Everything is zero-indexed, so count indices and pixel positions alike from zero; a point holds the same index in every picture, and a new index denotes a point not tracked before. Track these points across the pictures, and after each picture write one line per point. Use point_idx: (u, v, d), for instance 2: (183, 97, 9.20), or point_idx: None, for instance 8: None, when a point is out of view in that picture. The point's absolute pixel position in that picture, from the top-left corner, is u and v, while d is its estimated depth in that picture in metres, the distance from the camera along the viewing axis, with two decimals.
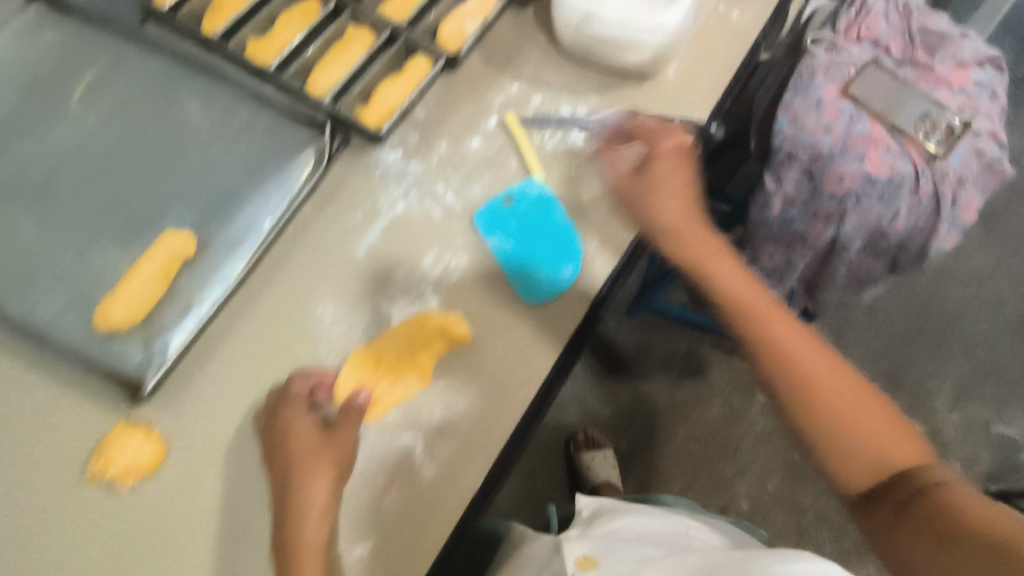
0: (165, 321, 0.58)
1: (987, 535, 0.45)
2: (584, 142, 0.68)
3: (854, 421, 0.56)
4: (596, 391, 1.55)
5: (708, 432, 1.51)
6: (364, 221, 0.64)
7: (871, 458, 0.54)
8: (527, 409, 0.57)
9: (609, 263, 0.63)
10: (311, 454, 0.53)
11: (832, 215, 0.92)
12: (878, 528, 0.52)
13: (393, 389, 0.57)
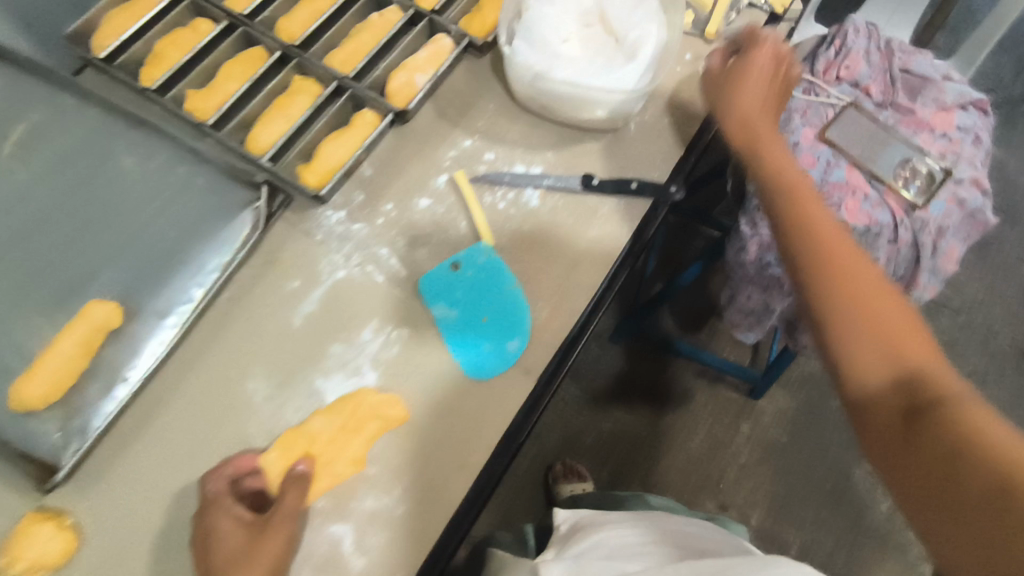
0: (87, 398, 0.55)
1: (988, 466, 0.36)
2: (539, 201, 0.64)
3: (874, 325, 0.47)
4: (579, 418, 1.47)
5: (693, 461, 1.44)
6: (303, 289, 0.61)
7: (879, 352, 0.46)
8: (463, 501, 0.55)
9: (557, 335, 0.60)
10: (232, 562, 0.48)
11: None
12: (875, 433, 0.44)
13: (324, 475, 0.54)
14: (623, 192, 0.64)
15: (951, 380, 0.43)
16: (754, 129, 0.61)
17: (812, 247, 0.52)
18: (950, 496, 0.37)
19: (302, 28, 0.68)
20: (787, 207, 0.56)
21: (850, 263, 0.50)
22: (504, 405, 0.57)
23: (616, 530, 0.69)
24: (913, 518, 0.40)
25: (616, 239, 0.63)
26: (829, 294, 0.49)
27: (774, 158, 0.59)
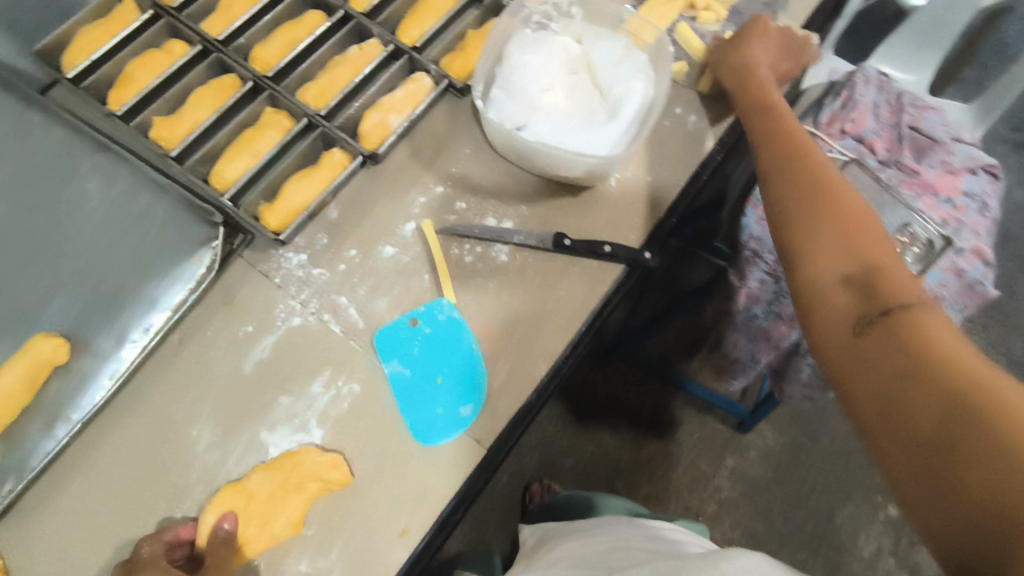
0: (27, 435, 0.54)
1: (945, 370, 0.38)
2: (508, 257, 0.62)
3: (846, 227, 0.51)
4: (561, 439, 1.45)
5: (671, 492, 1.42)
6: (256, 333, 0.59)
7: (842, 250, 0.50)
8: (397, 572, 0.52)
9: (514, 400, 0.57)
10: None
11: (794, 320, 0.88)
12: (830, 344, 0.47)
13: (259, 537, 0.51)
14: (594, 255, 0.62)
15: (905, 282, 0.46)
16: (751, 69, 0.65)
17: (790, 173, 0.57)
18: (884, 396, 0.41)
19: (277, 58, 0.66)
20: (769, 124, 0.61)
21: (827, 184, 0.55)
22: (451, 475, 0.55)
23: (579, 538, 0.67)
24: (856, 418, 0.43)
25: (583, 303, 0.61)
26: (802, 215, 0.54)
27: (766, 88, 0.63)
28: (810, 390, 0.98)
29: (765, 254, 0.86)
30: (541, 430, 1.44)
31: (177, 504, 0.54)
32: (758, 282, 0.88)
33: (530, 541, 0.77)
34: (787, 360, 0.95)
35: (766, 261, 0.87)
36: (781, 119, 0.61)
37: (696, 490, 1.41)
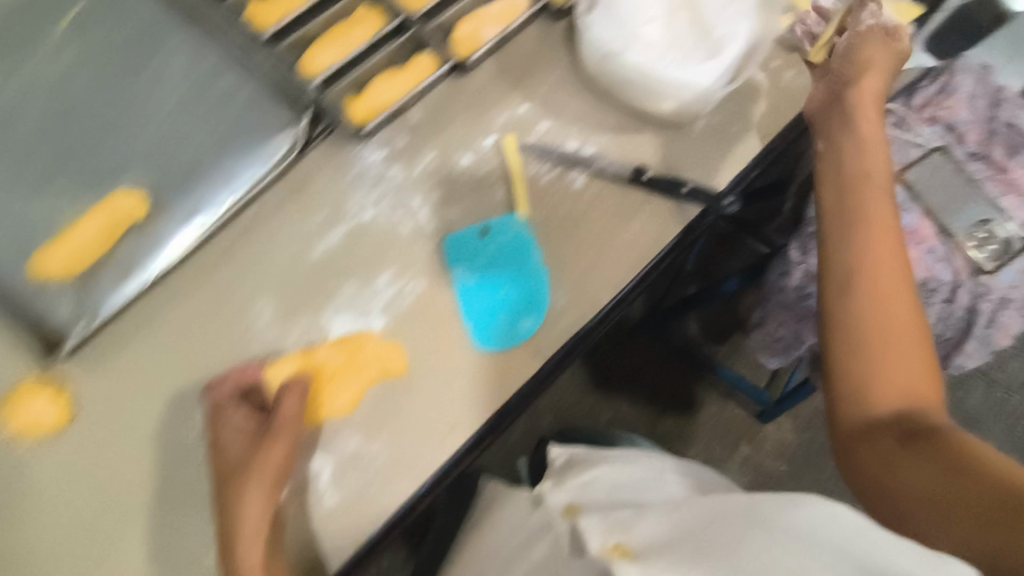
0: (100, 283, 0.55)
1: (989, 478, 0.37)
2: (584, 183, 0.61)
3: (885, 329, 0.47)
4: (580, 402, 1.46)
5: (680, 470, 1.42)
6: (327, 223, 0.59)
7: (897, 366, 0.46)
8: (448, 463, 0.53)
9: (574, 323, 0.57)
10: (239, 462, 0.49)
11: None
12: (865, 455, 0.44)
13: (319, 409, 0.53)
14: (673, 196, 0.61)
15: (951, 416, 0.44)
16: (838, 92, 0.57)
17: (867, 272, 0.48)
18: (924, 495, 0.39)
19: None
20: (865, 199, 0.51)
21: (890, 289, 0.48)
22: (502, 384, 0.55)
23: (611, 469, 0.69)
24: (911, 528, 0.38)
25: (653, 241, 0.60)
26: (854, 318, 0.48)
27: (866, 144, 0.53)
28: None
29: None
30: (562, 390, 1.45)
31: (226, 371, 0.54)
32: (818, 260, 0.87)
33: (559, 459, 0.77)
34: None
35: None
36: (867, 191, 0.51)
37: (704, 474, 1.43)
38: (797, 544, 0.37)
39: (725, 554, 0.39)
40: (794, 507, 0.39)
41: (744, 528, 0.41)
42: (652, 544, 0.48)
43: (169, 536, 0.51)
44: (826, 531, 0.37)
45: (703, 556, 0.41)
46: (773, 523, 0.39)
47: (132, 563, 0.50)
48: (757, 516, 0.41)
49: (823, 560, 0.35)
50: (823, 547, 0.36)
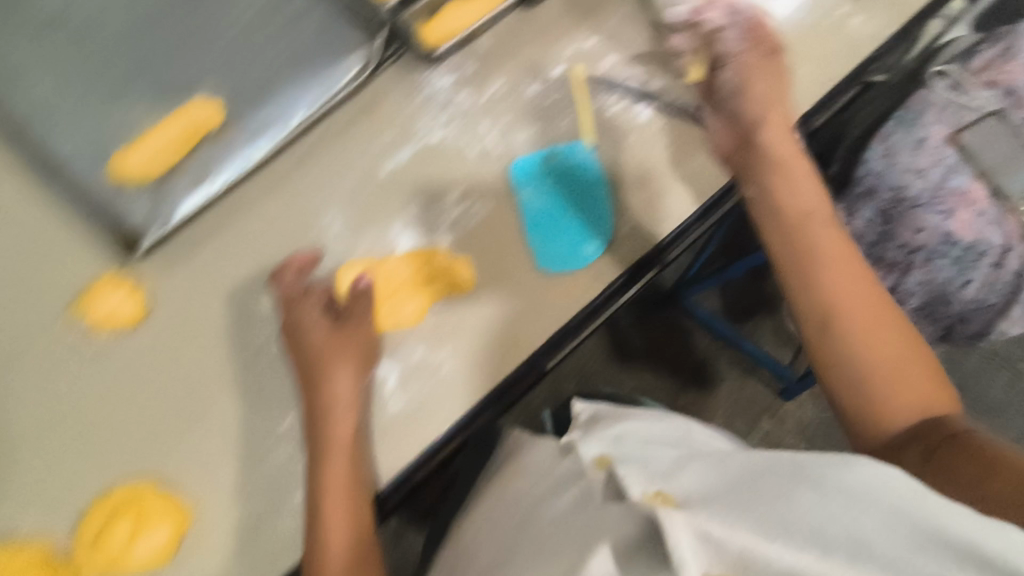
0: (175, 189, 0.56)
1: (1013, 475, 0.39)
2: (649, 117, 0.62)
3: (881, 357, 0.50)
4: (601, 370, 1.46)
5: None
6: (395, 141, 0.59)
7: (901, 392, 0.49)
8: (505, 379, 0.54)
9: (636, 251, 0.58)
10: (320, 350, 0.52)
11: (896, 265, 0.84)
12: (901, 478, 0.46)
13: (389, 313, 0.55)
14: None
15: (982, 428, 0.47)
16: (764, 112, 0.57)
17: (842, 315, 0.51)
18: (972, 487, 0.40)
19: None
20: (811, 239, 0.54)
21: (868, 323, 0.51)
22: (564, 303, 0.56)
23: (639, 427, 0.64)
24: None
25: (717, 175, 0.60)
26: (840, 357, 0.51)
27: (796, 180, 0.55)
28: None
29: (885, 190, 0.83)
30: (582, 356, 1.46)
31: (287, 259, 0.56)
32: (864, 223, 0.86)
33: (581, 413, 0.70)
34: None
35: (883, 197, 0.84)
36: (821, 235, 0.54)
37: None
38: (846, 499, 0.34)
39: (767, 502, 0.36)
40: (845, 465, 0.36)
41: (787, 483, 0.37)
42: (700, 496, 0.42)
43: (239, 431, 0.52)
44: (880, 489, 0.34)
45: (734, 499, 0.37)
46: (819, 481, 0.36)
47: (204, 452, 0.52)
48: (801, 474, 0.38)
49: (874, 515, 0.33)
50: (875, 504, 0.33)
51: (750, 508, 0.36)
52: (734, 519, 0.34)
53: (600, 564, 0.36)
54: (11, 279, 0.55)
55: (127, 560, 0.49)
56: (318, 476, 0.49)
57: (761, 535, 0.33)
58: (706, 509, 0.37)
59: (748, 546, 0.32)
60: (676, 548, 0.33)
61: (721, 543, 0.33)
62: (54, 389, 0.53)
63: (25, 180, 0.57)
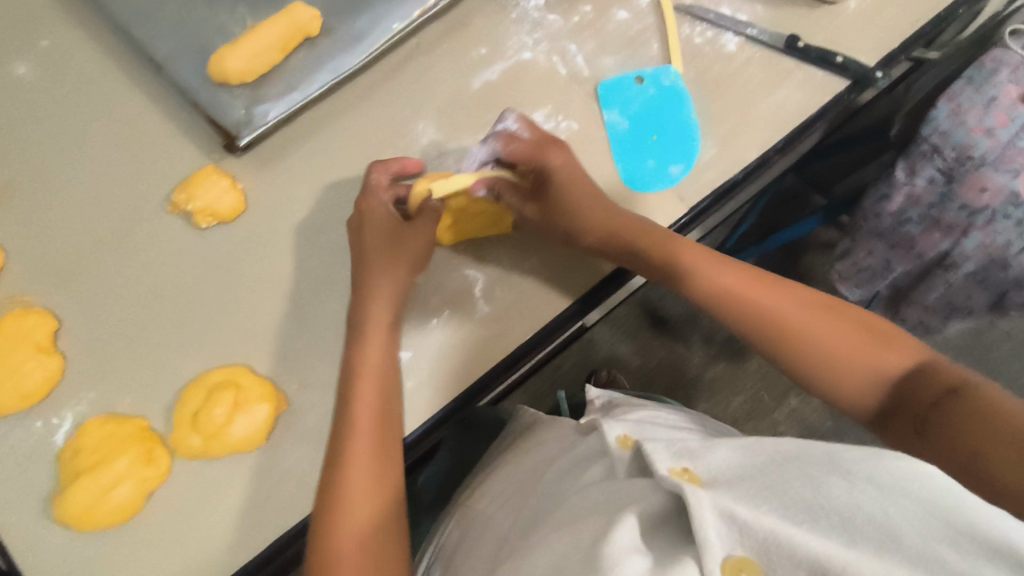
0: (271, 91, 0.57)
1: None
2: (736, 48, 0.62)
3: (826, 345, 0.47)
4: (633, 337, 1.32)
5: (727, 418, 1.28)
6: (487, 58, 0.60)
7: (861, 374, 0.46)
8: (571, 306, 0.54)
9: (720, 176, 0.58)
10: (387, 254, 0.51)
11: (954, 227, 0.83)
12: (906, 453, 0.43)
13: (462, 223, 0.55)
14: (824, 67, 0.61)
15: (855, 367, 0.46)
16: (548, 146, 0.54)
17: (754, 318, 0.50)
18: None
19: None
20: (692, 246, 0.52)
21: (779, 308, 0.49)
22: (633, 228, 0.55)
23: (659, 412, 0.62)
24: None
25: (801, 107, 0.60)
26: (793, 355, 0.48)
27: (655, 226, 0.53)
28: (930, 315, 0.98)
29: (948, 149, 0.78)
30: (615, 321, 1.31)
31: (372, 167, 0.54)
32: (925, 182, 0.82)
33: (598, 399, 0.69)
34: (922, 281, 0.94)
35: (945, 156, 0.79)
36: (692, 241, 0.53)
37: (754, 421, 1.28)
38: (879, 490, 0.29)
39: (796, 487, 0.32)
40: (878, 456, 0.31)
41: (816, 467, 0.32)
42: (724, 462, 0.36)
43: (327, 325, 0.52)
44: (914, 483, 0.29)
45: (760, 478, 0.33)
46: (851, 468, 0.31)
47: (293, 344, 0.52)
48: (833, 458, 0.32)
49: (910, 507, 0.28)
50: (909, 495, 0.29)
51: (775, 490, 0.32)
52: (761, 497, 0.32)
53: (624, 534, 0.36)
54: (103, 167, 0.55)
55: (223, 439, 0.48)
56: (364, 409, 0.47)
57: (792, 523, 0.30)
58: (733, 483, 0.34)
59: (776, 531, 0.30)
60: (699, 527, 0.32)
61: (747, 528, 0.31)
62: (144, 275, 0.53)
63: (126, 75, 0.58)
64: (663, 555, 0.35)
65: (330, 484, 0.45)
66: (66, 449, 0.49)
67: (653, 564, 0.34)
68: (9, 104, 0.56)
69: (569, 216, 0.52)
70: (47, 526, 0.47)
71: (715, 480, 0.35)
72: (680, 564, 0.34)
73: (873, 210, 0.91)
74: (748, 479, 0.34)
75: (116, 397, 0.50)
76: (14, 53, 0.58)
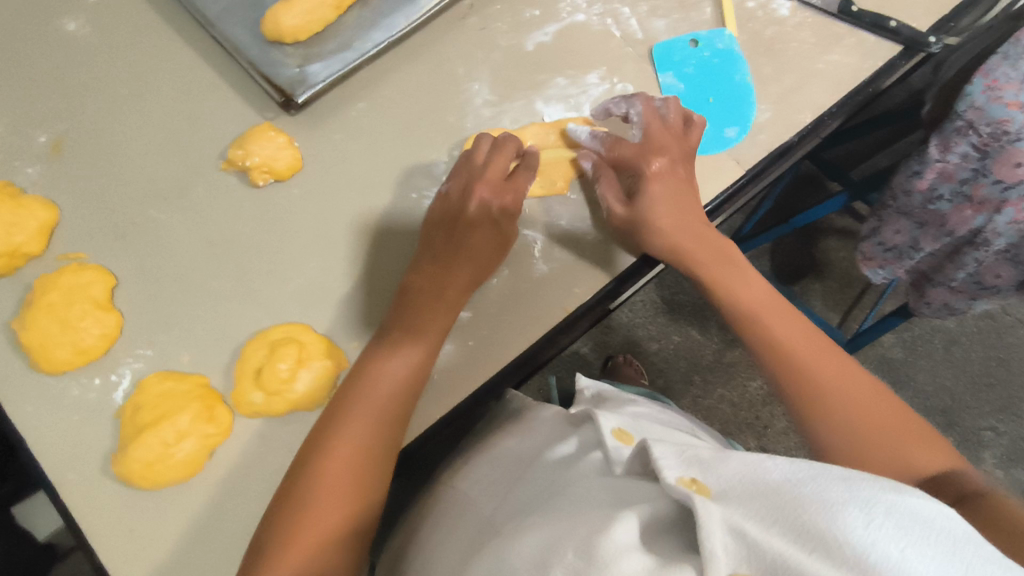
0: (325, 48, 0.56)
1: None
2: (788, 12, 0.62)
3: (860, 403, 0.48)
4: (650, 325, 1.25)
5: (744, 403, 1.20)
6: (540, 19, 0.60)
7: (882, 439, 0.46)
8: (584, 303, 0.52)
9: (776, 139, 0.57)
10: (470, 227, 0.50)
11: (986, 203, 0.70)
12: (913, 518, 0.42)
13: None
14: (876, 31, 0.61)
15: (882, 426, 0.47)
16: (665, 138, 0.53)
17: (795, 374, 0.50)
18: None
19: None
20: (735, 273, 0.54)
21: (825, 374, 0.49)
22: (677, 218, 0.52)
23: (648, 411, 0.60)
24: None
25: (854, 70, 0.60)
26: (824, 400, 0.48)
27: (667, 222, 0.51)
28: (956, 296, 0.86)
29: (982, 126, 0.65)
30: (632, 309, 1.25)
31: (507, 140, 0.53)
32: (958, 159, 0.69)
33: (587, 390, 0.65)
34: (950, 258, 0.81)
35: (981, 132, 0.65)
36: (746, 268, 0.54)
37: (772, 406, 1.20)
38: (897, 529, 0.28)
39: (810, 509, 0.30)
40: (897, 490, 0.30)
41: (834, 489, 0.31)
42: (737, 472, 0.34)
43: (386, 283, 0.52)
44: (933, 525, 0.29)
45: (773, 494, 0.32)
46: (867, 497, 0.30)
47: (352, 300, 0.51)
48: (850, 486, 0.31)
49: (928, 552, 0.28)
50: (929, 539, 0.28)
51: (787, 510, 0.31)
52: (770, 519, 0.31)
53: (625, 532, 0.35)
54: (156, 124, 0.55)
55: (285, 395, 0.48)
56: (361, 402, 0.45)
57: (800, 549, 0.30)
58: (744, 498, 0.33)
59: (785, 555, 0.30)
60: (706, 540, 0.31)
61: (755, 547, 0.30)
62: (198, 233, 0.52)
63: (179, 34, 0.57)
64: (668, 555, 0.34)
65: (355, 463, 0.44)
66: (125, 407, 0.47)
67: (653, 563, 0.33)
68: (64, 61, 0.56)
69: (641, 222, 0.52)
70: (103, 483, 0.46)
71: (725, 492, 0.34)
72: (678, 568, 0.32)
73: (902, 187, 0.76)
74: (760, 493, 0.33)
75: (173, 354, 0.49)
76: (67, 11, 0.57)
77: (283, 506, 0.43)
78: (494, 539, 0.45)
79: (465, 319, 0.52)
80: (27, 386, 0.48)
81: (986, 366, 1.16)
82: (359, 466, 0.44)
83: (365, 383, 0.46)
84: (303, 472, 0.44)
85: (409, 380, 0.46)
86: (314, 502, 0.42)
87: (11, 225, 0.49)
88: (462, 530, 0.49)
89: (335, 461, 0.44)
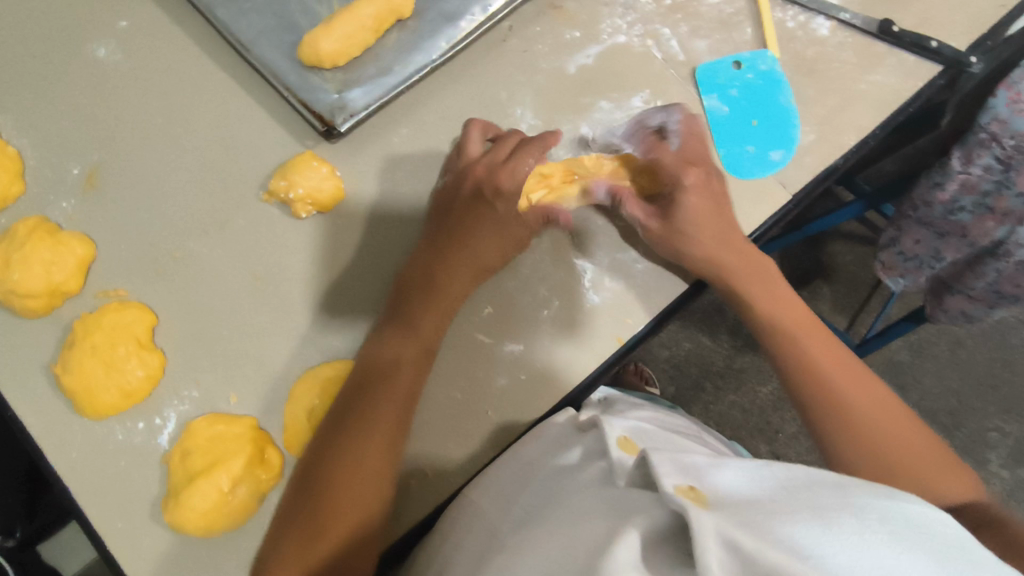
0: (364, 72, 0.55)
1: None
2: (829, 32, 0.61)
3: (878, 417, 0.48)
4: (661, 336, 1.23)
5: (756, 410, 1.18)
6: (581, 41, 0.59)
7: (906, 453, 0.46)
8: (626, 343, 0.51)
9: (821, 162, 0.57)
10: (482, 230, 0.50)
11: (1011, 215, 0.63)
12: None
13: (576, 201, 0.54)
14: (918, 51, 0.59)
15: (898, 438, 0.47)
16: (693, 154, 0.53)
17: (811, 380, 0.50)
18: None
19: None
20: (741, 282, 0.52)
21: (840, 382, 0.49)
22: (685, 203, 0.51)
23: (656, 417, 0.55)
24: None
25: (896, 91, 0.59)
26: (845, 418, 0.48)
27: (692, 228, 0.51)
28: (974, 305, 0.78)
29: (1006, 139, 0.59)
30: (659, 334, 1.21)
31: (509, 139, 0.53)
32: (981, 170, 0.63)
33: (595, 397, 0.61)
34: (970, 266, 0.74)
35: (1004, 145, 0.59)
36: (761, 280, 0.53)
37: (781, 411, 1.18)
38: (891, 536, 0.28)
39: (806, 515, 0.29)
40: (892, 498, 0.30)
41: (829, 498, 0.31)
42: (732, 484, 0.33)
43: None
44: (925, 531, 0.29)
45: (769, 506, 0.31)
46: (864, 503, 0.30)
47: None
48: (846, 494, 0.31)
49: (922, 558, 0.28)
50: (920, 545, 0.28)
51: (783, 516, 0.29)
52: (767, 529, 0.29)
53: (625, 551, 0.31)
54: (190, 153, 0.53)
55: None
56: (361, 410, 0.45)
57: (796, 556, 0.27)
58: (739, 508, 0.31)
59: (781, 563, 0.27)
60: (699, 553, 0.28)
61: (750, 558, 0.27)
62: (238, 266, 0.51)
63: (212, 60, 0.56)
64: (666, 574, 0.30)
65: (343, 477, 0.43)
66: (173, 452, 0.46)
67: None
68: (93, 88, 0.54)
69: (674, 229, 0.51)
70: (153, 530, 0.45)
71: (720, 501, 0.32)
72: None
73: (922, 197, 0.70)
74: (756, 505, 0.31)
75: (221, 395, 0.48)
76: (94, 35, 0.55)
77: (291, 539, 0.42)
78: (498, 554, 0.39)
79: (517, 353, 0.51)
80: (70, 429, 0.46)
81: (1006, 373, 1.14)
82: (351, 484, 0.42)
83: (364, 380, 0.46)
84: (305, 496, 0.43)
85: (414, 388, 0.46)
86: (303, 505, 0.43)
87: (48, 262, 0.48)
88: (473, 550, 0.43)
89: (335, 476, 0.43)
